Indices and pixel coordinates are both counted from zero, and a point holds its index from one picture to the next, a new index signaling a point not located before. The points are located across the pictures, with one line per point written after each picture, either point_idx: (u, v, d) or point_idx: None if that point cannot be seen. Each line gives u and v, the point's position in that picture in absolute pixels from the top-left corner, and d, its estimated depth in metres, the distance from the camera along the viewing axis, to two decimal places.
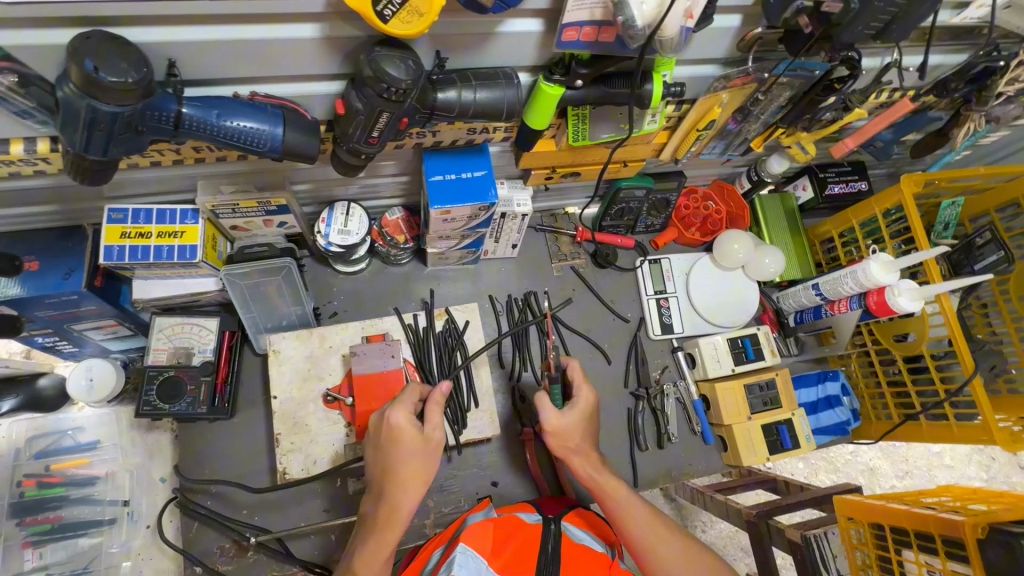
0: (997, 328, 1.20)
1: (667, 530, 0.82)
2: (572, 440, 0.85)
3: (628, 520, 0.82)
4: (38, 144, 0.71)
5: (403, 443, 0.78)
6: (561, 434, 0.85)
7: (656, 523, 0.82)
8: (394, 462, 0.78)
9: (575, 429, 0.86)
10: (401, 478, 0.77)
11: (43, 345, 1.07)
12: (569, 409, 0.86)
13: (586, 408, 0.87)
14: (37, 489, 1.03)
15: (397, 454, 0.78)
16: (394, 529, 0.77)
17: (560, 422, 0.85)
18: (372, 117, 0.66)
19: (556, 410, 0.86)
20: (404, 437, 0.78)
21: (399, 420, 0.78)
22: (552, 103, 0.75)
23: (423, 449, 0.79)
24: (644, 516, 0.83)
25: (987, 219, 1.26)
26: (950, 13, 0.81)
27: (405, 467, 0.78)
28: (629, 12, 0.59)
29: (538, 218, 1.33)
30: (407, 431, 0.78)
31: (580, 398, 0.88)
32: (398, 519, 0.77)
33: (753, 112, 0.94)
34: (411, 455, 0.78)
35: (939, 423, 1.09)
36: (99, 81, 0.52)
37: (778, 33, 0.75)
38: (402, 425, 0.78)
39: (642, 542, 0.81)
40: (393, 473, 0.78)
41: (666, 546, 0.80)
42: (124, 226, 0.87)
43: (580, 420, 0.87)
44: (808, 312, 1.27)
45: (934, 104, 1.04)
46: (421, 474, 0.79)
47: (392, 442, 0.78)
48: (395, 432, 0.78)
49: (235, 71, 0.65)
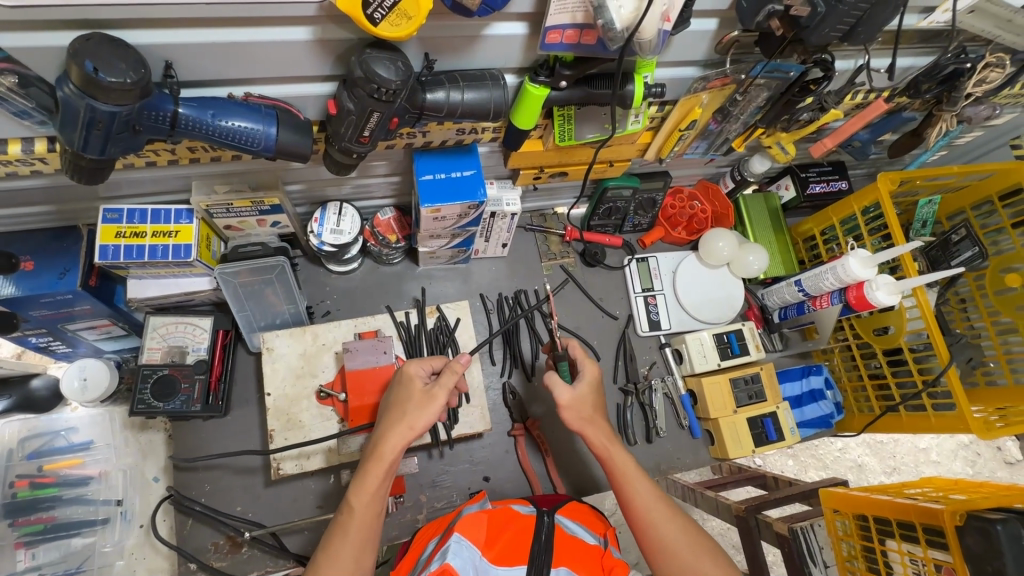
0: (974, 322, 1.24)
1: (669, 513, 0.81)
2: (582, 413, 0.88)
3: (634, 499, 0.83)
4: (36, 145, 0.73)
5: (410, 388, 0.82)
6: (573, 408, 0.88)
7: (662, 505, 0.82)
8: (395, 403, 0.81)
9: (586, 402, 0.89)
10: (398, 415, 0.79)
11: (37, 345, 1.08)
12: (580, 381, 0.90)
13: (590, 382, 0.90)
14: (30, 489, 1.04)
15: (402, 396, 0.81)
16: (381, 461, 0.76)
17: (572, 397, 0.89)
18: (363, 117, 0.68)
19: (569, 386, 0.89)
20: (413, 382, 0.82)
21: (415, 369, 0.84)
22: (537, 104, 0.78)
23: (423, 399, 0.80)
24: (652, 497, 0.83)
25: (963, 216, 1.30)
26: (918, 17, 0.85)
27: (404, 407, 0.80)
28: (608, 16, 0.62)
29: (528, 218, 1.36)
30: (417, 378, 0.83)
31: (584, 374, 0.91)
32: (388, 456, 0.77)
33: (733, 112, 0.97)
34: (412, 399, 0.80)
35: (918, 413, 1.12)
36: (99, 81, 0.54)
37: (754, 35, 0.78)
38: (417, 372, 0.84)
39: (646, 522, 0.81)
40: (395, 406, 0.81)
41: (667, 528, 0.80)
42: (119, 226, 0.88)
43: (588, 393, 0.90)
44: (791, 308, 1.31)
45: (907, 105, 1.08)
46: (410, 419, 0.78)
47: (400, 385, 0.83)
48: (407, 377, 0.83)
49: (229, 72, 0.67)
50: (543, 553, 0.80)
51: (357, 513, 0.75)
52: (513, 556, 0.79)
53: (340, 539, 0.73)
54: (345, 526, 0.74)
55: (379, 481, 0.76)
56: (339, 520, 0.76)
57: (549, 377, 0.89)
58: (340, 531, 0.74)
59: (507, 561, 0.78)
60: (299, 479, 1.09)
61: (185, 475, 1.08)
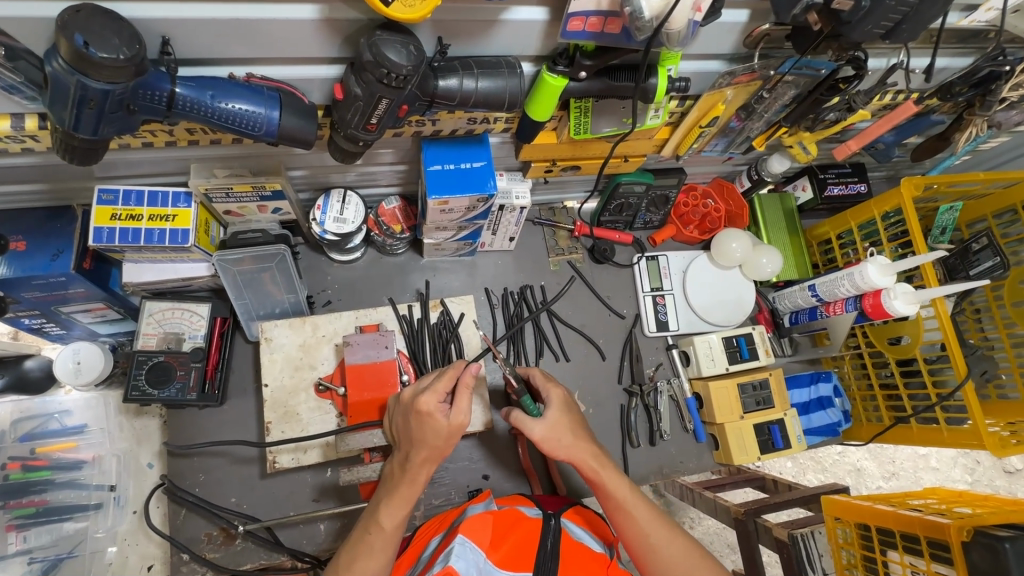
0: (989, 333, 1.19)
1: (669, 535, 0.80)
2: (563, 441, 0.82)
3: (630, 523, 0.81)
4: (26, 121, 0.69)
5: (433, 423, 0.74)
6: (551, 441, 0.82)
7: (659, 527, 0.80)
8: (418, 435, 0.75)
9: (562, 430, 0.83)
10: (426, 448, 0.74)
11: (30, 327, 1.05)
12: (548, 409, 0.84)
13: (559, 406, 0.85)
14: (21, 472, 1.01)
15: (425, 431, 0.74)
16: (413, 486, 0.75)
17: (547, 430, 0.82)
18: (371, 103, 0.64)
19: (540, 419, 0.83)
20: (433, 418, 0.74)
21: (430, 403, 0.74)
22: (554, 94, 0.74)
23: (453, 432, 0.74)
24: (649, 518, 0.81)
25: (984, 224, 1.25)
26: (959, 15, 0.81)
27: (432, 443, 0.74)
28: (637, 4, 0.58)
29: (536, 211, 1.32)
30: (436, 413, 0.74)
31: (551, 400, 0.85)
32: (419, 482, 0.75)
33: (757, 110, 0.93)
34: (441, 435, 0.74)
35: (930, 426, 1.10)
36: (89, 57, 0.51)
37: (786, 29, 0.74)
38: (431, 406, 0.74)
39: (645, 544, 0.80)
40: (421, 442, 0.74)
41: (668, 551, 0.79)
42: (115, 208, 0.85)
43: (561, 418, 0.84)
44: (803, 313, 1.27)
45: (937, 107, 1.04)
46: (439, 448, 0.75)
47: (419, 417, 0.74)
48: (422, 412, 0.74)
49: (230, 51, 0.63)
50: (550, 559, 0.78)
51: (387, 533, 0.74)
52: (518, 562, 0.77)
53: (366, 559, 0.73)
54: (372, 546, 0.74)
55: (410, 503, 0.75)
56: (365, 536, 0.75)
57: (515, 416, 0.83)
58: (365, 551, 0.74)
59: (511, 565, 0.76)
60: (295, 472, 1.07)
61: (179, 463, 1.05)
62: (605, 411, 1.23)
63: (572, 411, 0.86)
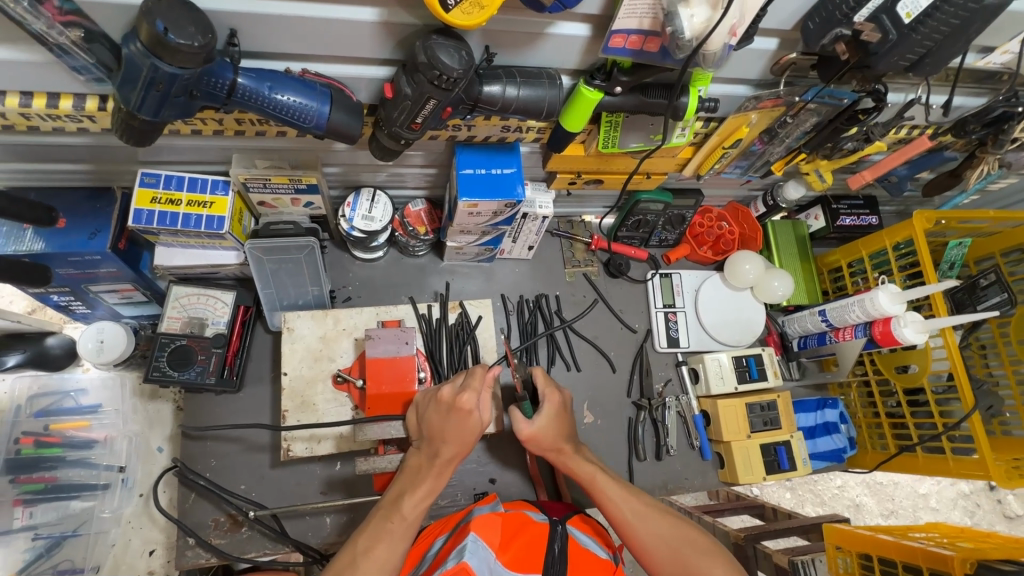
0: (994, 369, 1.21)
1: (642, 509, 0.84)
2: (546, 444, 0.87)
3: (604, 500, 0.85)
4: (87, 102, 0.73)
5: (467, 420, 0.77)
6: (536, 442, 0.87)
7: (631, 502, 0.84)
8: (451, 430, 0.77)
9: (547, 435, 0.87)
10: (455, 442, 0.77)
11: (57, 303, 1.07)
12: (540, 414, 0.87)
13: (553, 413, 0.88)
14: (34, 447, 1.03)
15: (460, 427, 0.77)
16: (439, 479, 0.78)
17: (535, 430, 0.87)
18: (418, 103, 0.68)
19: (529, 419, 0.87)
20: (471, 415, 0.77)
21: (469, 401, 0.77)
22: (589, 107, 0.77)
23: (481, 429, 0.79)
24: (620, 493, 0.85)
25: (992, 261, 1.27)
26: (975, 56, 0.86)
27: (463, 438, 0.77)
28: (678, 23, 0.62)
29: (555, 223, 1.35)
30: (474, 412, 0.77)
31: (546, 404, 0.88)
32: (444, 475, 0.79)
33: (779, 134, 0.96)
34: (472, 433, 0.78)
35: (936, 456, 1.11)
36: (167, 42, 0.54)
37: (812, 60, 0.78)
38: (471, 404, 0.77)
39: (621, 519, 0.83)
40: (455, 438, 0.77)
41: (641, 526, 0.82)
42: (156, 191, 0.89)
43: (551, 423, 0.87)
44: (811, 338, 1.30)
45: (952, 142, 1.08)
46: (464, 441, 0.78)
47: (458, 414, 0.77)
48: (461, 408, 0.77)
49: (288, 46, 0.67)
50: (558, 565, 0.79)
51: (409, 521, 0.75)
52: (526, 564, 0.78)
53: (386, 547, 0.73)
54: (393, 535, 0.74)
55: (432, 492, 0.77)
56: (385, 525, 0.75)
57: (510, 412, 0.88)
58: (386, 538, 0.74)
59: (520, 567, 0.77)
60: (305, 464, 1.08)
61: (192, 445, 1.06)
62: (612, 422, 1.25)
63: (563, 418, 0.89)
